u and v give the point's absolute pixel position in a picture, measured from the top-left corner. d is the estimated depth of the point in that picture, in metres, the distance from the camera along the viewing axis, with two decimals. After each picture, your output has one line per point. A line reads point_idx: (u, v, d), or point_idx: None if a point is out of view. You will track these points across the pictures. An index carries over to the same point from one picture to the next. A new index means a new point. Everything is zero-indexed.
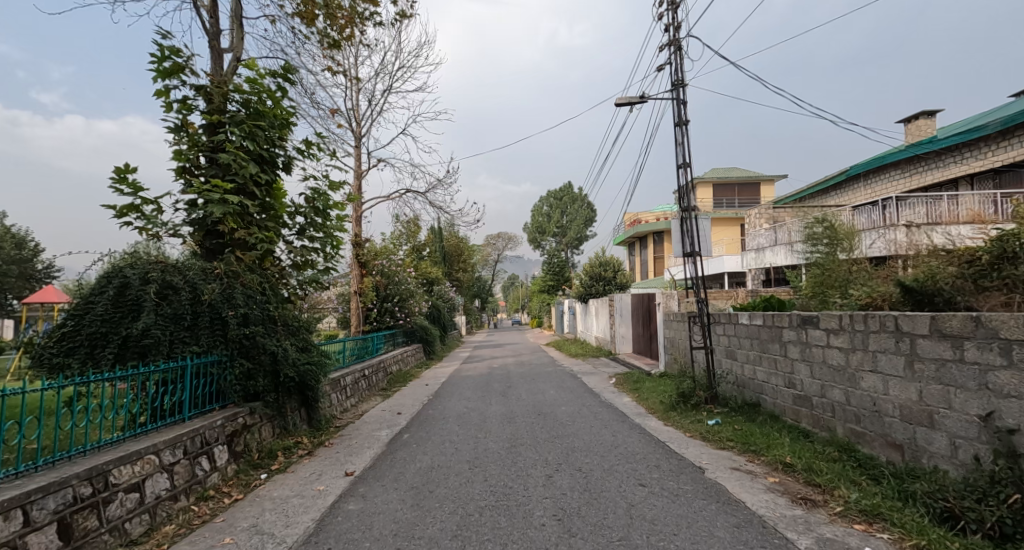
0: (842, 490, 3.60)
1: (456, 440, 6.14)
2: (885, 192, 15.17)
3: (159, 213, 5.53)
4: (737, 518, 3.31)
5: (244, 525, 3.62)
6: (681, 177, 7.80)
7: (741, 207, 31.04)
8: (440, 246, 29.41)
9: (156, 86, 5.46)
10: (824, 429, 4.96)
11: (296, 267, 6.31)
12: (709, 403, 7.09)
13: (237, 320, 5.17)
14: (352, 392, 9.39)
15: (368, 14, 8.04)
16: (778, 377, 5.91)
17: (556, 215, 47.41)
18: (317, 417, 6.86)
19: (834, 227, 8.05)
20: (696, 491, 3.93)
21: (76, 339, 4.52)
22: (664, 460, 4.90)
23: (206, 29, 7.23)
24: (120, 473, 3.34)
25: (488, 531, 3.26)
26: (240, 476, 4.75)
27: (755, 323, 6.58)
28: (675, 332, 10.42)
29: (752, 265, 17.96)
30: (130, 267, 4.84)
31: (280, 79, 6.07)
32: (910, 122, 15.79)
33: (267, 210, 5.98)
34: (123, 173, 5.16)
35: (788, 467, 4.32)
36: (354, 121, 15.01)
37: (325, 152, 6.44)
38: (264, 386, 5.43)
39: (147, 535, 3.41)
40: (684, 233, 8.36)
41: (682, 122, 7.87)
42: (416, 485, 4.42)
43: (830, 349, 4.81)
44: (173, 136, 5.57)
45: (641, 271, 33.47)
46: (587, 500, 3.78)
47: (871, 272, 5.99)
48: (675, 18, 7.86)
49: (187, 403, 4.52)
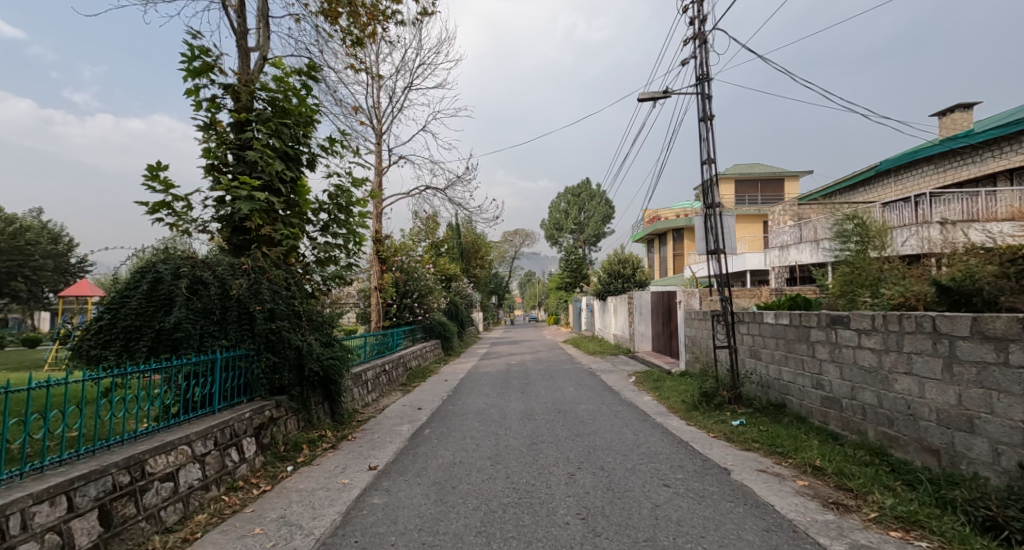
0: (876, 496, 3.51)
1: (477, 436, 6.17)
2: (917, 188, 14.72)
3: (189, 210, 5.67)
4: (766, 522, 3.24)
5: (272, 516, 3.69)
6: (705, 173, 7.68)
7: (765, 203, 30.36)
8: (458, 243, 29.56)
9: (186, 85, 5.59)
10: (854, 432, 4.83)
11: (319, 263, 6.39)
12: (733, 403, 6.97)
13: (264, 315, 5.24)
14: (373, 387, 9.52)
15: (391, 11, 8.08)
16: (805, 377, 5.78)
17: (574, 212, 47.26)
18: (339, 412, 6.96)
19: (866, 224, 7.77)
20: (722, 493, 3.87)
21: (113, 331, 4.65)
22: (687, 461, 4.83)
23: (234, 28, 7.37)
24: (155, 462, 3.43)
25: (512, 528, 3.27)
26: (267, 468, 4.86)
27: (781, 323, 6.44)
28: (697, 331, 10.26)
29: (777, 263, 17.65)
30: (162, 262, 4.98)
31: (305, 77, 6.15)
32: (945, 115, 15.25)
33: (292, 206, 6.08)
34: (154, 171, 5.29)
35: (817, 471, 4.22)
36: (374, 119, 15.22)
37: (348, 150, 6.52)
38: (289, 379, 5.53)
39: (181, 523, 3.51)
40: (707, 230, 8.18)
41: (707, 117, 7.75)
42: (438, 481, 4.44)
43: (862, 351, 4.69)
44: (203, 134, 5.70)
45: (660, 269, 33.10)
46: (610, 499, 3.76)
47: (904, 270, 5.79)
48: (700, 11, 7.73)
49: (217, 395, 4.64)
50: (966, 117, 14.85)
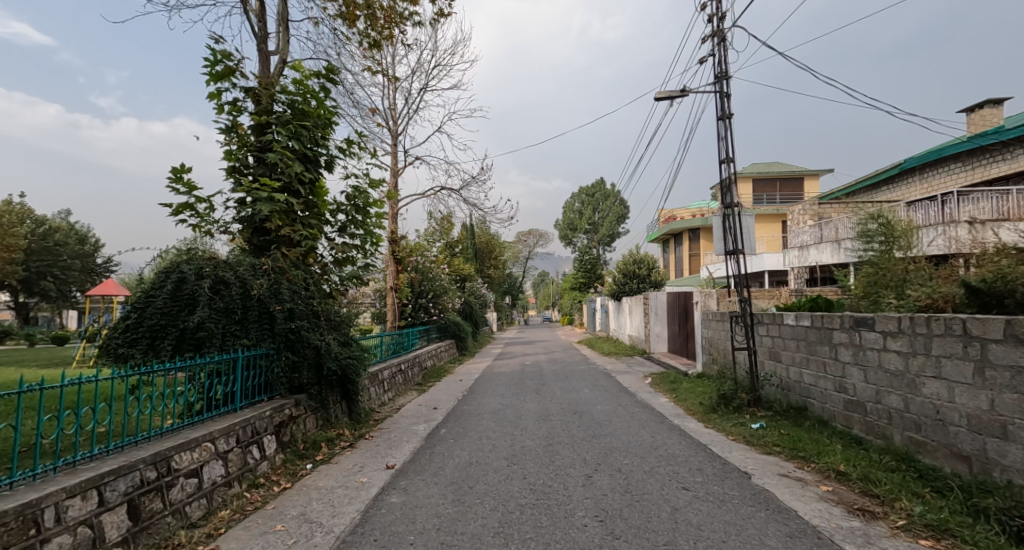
0: (904, 503, 3.42)
1: (493, 436, 6.17)
2: (944, 186, 14.34)
3: (211, 211, 5.77)
4: (788, 528, 3.18)
5: (293, 513, 3.74)
6: (723, 173, 7.58)
7: (784, 203, 29.86)
8: (472, 244, 29.64)
9: (209, 88, 5.70)
10: (878, 436, 4.72)
11: (337, 263, 6.46)
12: (752, 405, 6.87)
13: (284, 314, 5.32)
14: (389, 386, 9.61)
15: (407, 13, 8.13)
16: (828, 380, 5.67)
17: (588, 212, 47.08)
18: (357, 410, 7.03)
19: (891, 223, 7.57)
20: (743, 497, 3.81)
21: (138, 331, 4.75)
22: (706, 464, 4.76)
23: (254, 33, 7.49)
24: (181, 459, 3.50)
25: (530, 529, 3.26)
26: (288, 465, 4.94)
27: (802, 324, 6.32)
28: (714, 332, 10.13)
29: (796, 264, 17.36)
30: (186, 263, 5.09)
31: (323, 79, 6.22)
32: (974, 112, 14.83)
33: (311, 207, 6.17)
34: (179, 173, 5.40)
35: (842, 476, 4.14)
36: (390, 120, 15.37)
37: (365, 151, 6.58)
38: (308, 378, 5.61)
39: (205, 519, 3.57)
40: (726, 230, 8.06)
41: (725, 115, 7.65)
42: (455, 480, 4.45)
43: (887, 354, 4.58)
44: (224, 137, 5.79)
45: (675, 269, 32.78)
46: (629, 502, 3.73)
47: (931, 270, 5.64)
48: (719, 8, 7.63)
49: (238, 393, 4.72)
50: (996, 113, 14.42)
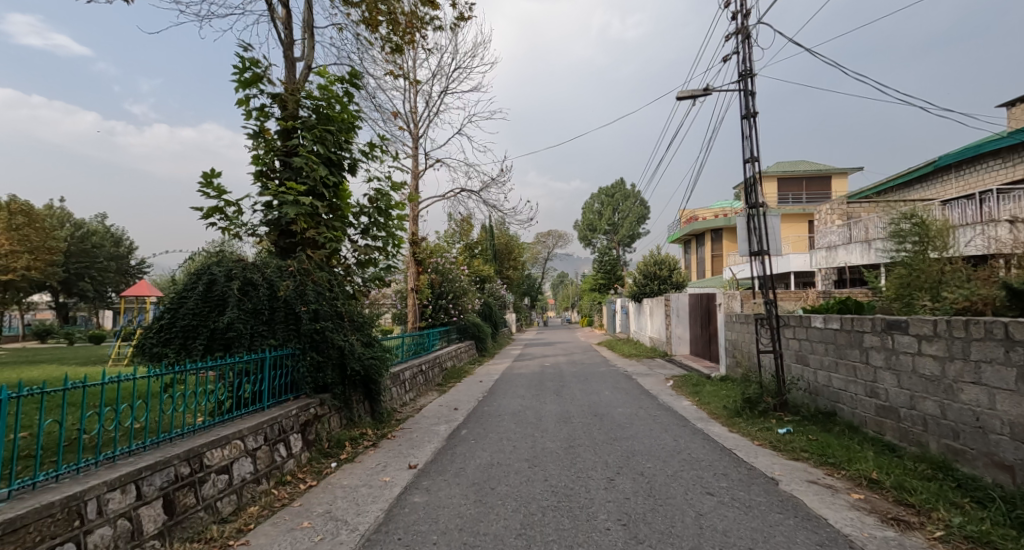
0: (941, 513, 3.30)
1: (514, 438, 6.17)
2: (981, 184, 13.82)
3: (240, 214, 5.92)
4: (818, 536, 3.10)
5: (319, 510, 3.81)
6: (748, 172, 7.43)
7: (810, 202, 29.14)
8: (492, 245, 29.70)
9: (238, 95, 5.85)
10: (913, 443, 4.58)
11: (359, 264, 6.56)
12: (779, 410, 6.73)
13: (309, 315, 5.42)
14: (411, 386, 9.72)
15: (429, 18, 8.20)
16: (858, 385, 5.51)
17: (607, 213, 46.76)
18: (380, 410, 7.11)
19: (925, 223, 7.31)
20: (770, 504, 3.73)
21: (172, 331, 4.90)
22: (732, 469, 4.68)
23: (281, 40, 7.67)
24: (212, 456, 3.59)
25: (552, 531, 3.25)
26: (313, 463, 5.04)
27: (830, 327, 6.15)
28: (738, 334, 9.95)
29: (824, 265, 16.99)
30: (216, 265, 5.23)
31: (347, 85, 6.33)
32: (1014, 106, 14.23)
33: (334, 210, 6.28)
34: (209, 178, 5.56)
35: (874, 484, 4.02)
36: (411, 123, 15.54)
37: (387, 154, 6.66)
38: (333, 378, 5.69)
39: (235, 514, 3.66)
40: (750, 231, 7.91)
41: (750, 114, 7.51)
42: (477, 481, 4.47)
43: (922, 358, 4.43)
44: (252, 142, 5.94)
45: (697, 270, 32.32)
46: (652, 506, 3.69)
47: (969, 271, 5.42)
48: (743, 5, 7.50)
49: (266, 392, 4.82)
50: None
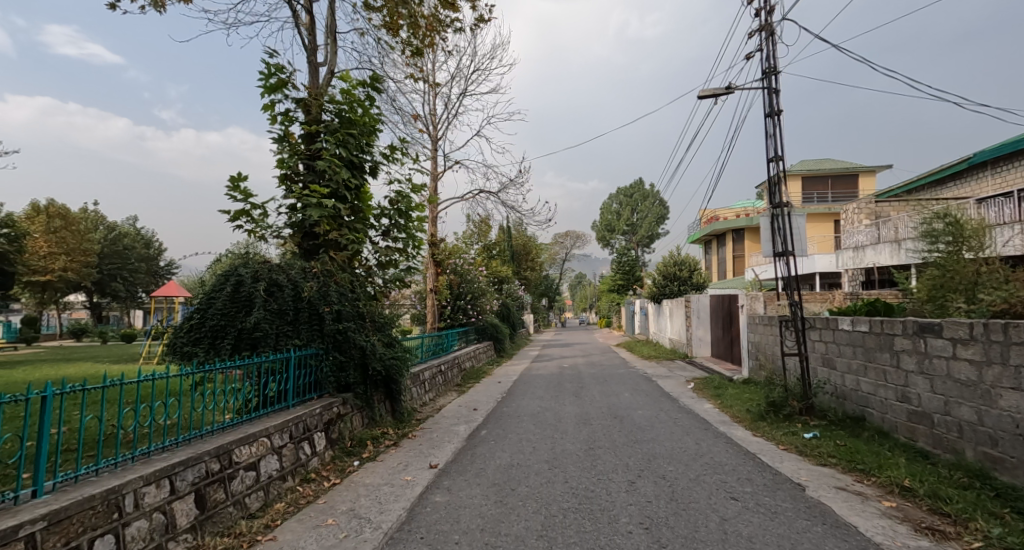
0: (979, 523, 3.19)
1: (533, 439, 6.16)
2: (1019, 181, 13.31)
3: (265, 217, 6.05)
4: (848, 545, 3.03)
5: (343, 508, 3.86)
6: (772, 171, 7.30)
7: (836, 201, 28.45)
8: (510, 246, 29.75)
9: (263, 100, 5.98)
10: (947, 450, 4.43)
11: (381, 266, 6.63)
12: (804, 414, 6.58)
13: (332, 315, 5.51)
14: (430, 386, 9.81)
15: (448, 20, 8.25)
16: (889, 390, 5.36)
17: (626, 213, 46.44)
18: (400, 410, 7.18)
19: (959, 222, 7.08)
20: (797, 510, 3.65)
21: (201, 330, 5.02)
22: (756, 474, 4.60)
23: (304, 46, 7.81)
24: (240, 453, 3.68)
25: (573, 534, 3.25)
26: (336, 461, 5.12)
27: (858, 330, 6.00)
28: (762, 337, 9.76)
29: (851, 266, 16.59)
30: (243, 267, 5.35)
31: (369, 88, 6.41)
32: None
33: (356, 212, 6.36)
34: (236, 181, 5.70)
35: (906, 492, 3.90)
36: (430, 125, 15.70)
37: (408, 156, 6.73)
38: (355, 378, 5.77)
39: (263, 510, 3.75)
40: (774, 231, 7.74)
41: (774, 112, 7.37)
42: (498, 482, 4.48)
43: (957, 362, 4.29)
44: (277, 146, 6.07)
45: (719, 271, 31.85)
46: (674, 510, 3.65)
47: (1006, 272, 5.23)
48: (767, 2, 7.37)
49: (291, 391, 4.91)
50: None
